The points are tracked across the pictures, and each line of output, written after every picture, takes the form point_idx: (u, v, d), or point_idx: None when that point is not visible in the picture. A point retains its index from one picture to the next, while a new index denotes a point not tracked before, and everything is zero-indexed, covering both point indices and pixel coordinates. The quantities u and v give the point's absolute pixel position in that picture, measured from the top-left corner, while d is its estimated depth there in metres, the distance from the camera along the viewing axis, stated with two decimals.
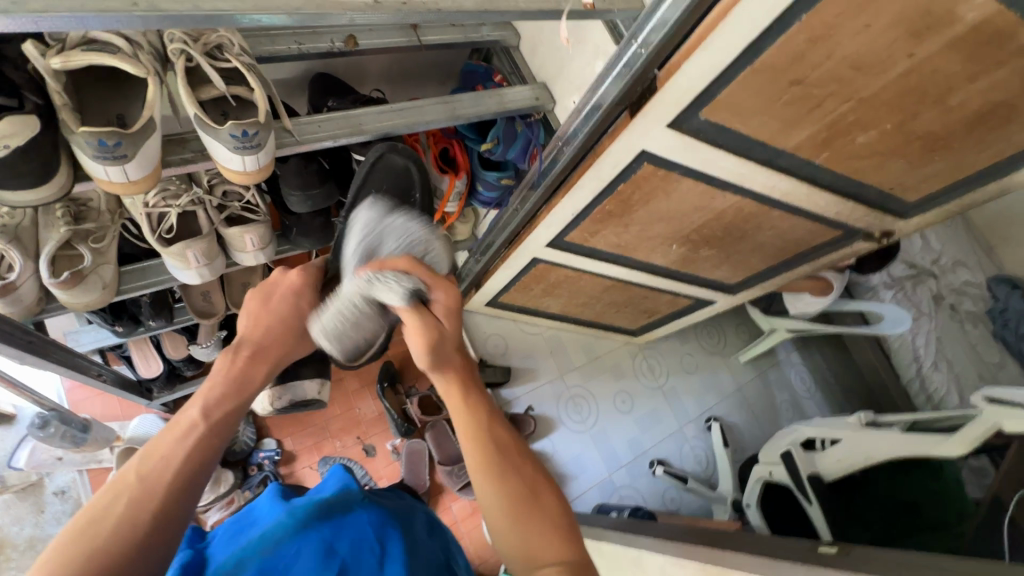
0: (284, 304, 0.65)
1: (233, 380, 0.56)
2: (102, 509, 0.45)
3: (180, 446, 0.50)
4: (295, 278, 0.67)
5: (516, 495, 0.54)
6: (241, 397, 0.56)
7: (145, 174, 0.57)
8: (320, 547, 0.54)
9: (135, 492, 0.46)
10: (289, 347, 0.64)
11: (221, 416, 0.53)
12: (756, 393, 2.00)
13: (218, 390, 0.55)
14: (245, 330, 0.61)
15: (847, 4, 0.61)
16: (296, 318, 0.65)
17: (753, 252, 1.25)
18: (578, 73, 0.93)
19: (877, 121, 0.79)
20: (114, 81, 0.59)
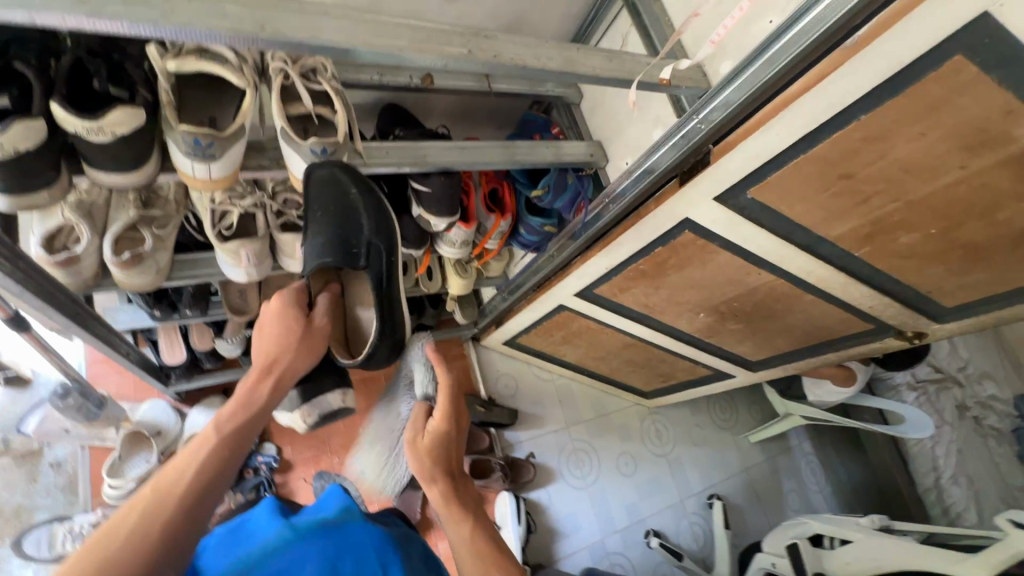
0: (277, 327, 0.64)
1: (243, 400, 0.57)
2: (122, 517, 0.46)
3: (193, 457, 0.51)
4: (279, 303, 0.66)
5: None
6: (246, 417, 0.56)
7: (226, 174, 0.61)
8: (324, 567, 0.54)
9: (151, 503, 0.47)
10: (290, 360, 0.62)
11: (232, 430, 0.54)
12: (763, 476, 1.93)
13: (232, 408, 0.56)
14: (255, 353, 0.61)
15: (905, 111, 0.64)
16: (289, 337, 0.63)
17: (779, 332, 1.25)
18: (636, 137, 0.97)
19: (922, 225, 0.80)
20: (214, 87, 0.64)
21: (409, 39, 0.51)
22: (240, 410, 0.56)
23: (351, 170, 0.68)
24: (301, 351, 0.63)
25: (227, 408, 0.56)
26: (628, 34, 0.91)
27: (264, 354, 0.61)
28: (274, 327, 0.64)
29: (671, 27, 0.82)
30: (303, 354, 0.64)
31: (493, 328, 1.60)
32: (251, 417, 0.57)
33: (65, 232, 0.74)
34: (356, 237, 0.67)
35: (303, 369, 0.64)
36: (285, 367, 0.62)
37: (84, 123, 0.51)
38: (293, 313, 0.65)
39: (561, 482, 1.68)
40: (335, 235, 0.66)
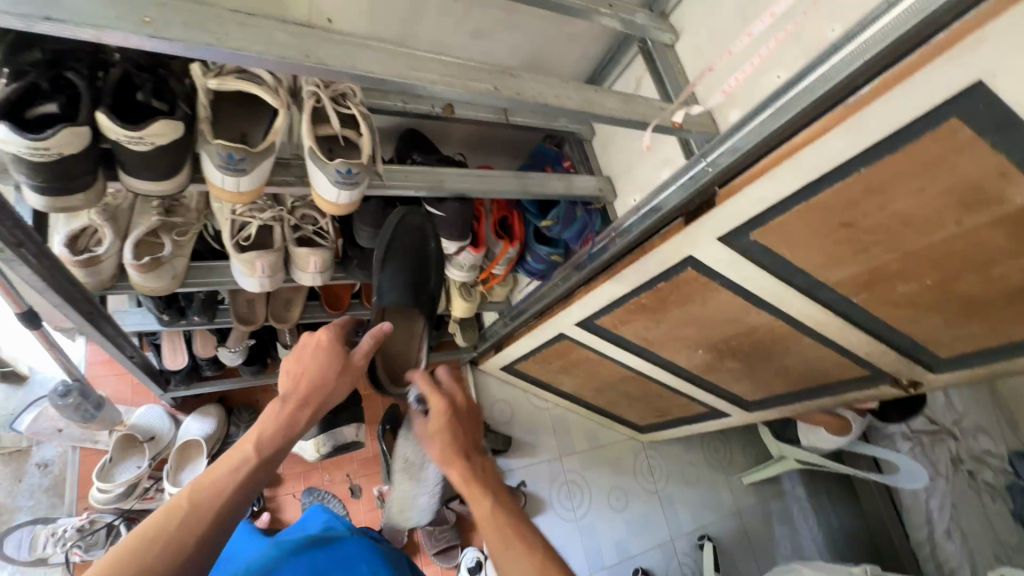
0: (317, 358, 0.63)
1: (282, 424, 0.57)
2: (149, 525, 0.46)
3: (231, 477, 0.52)
4: (325, 333, 0.65)
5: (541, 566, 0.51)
6: (282, 439, 0.56)
7: (254, 188, 0.64)
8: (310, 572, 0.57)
9: (181, 517, 0.47)
10: (330, 393, 0.62)
11: (270, 454, 0.55)
12: (755, 520, 1.91)
13: (269, 429, 0.56)
14: (291, 376, 0.61)
15: (904, 167, 0.67)
16: (330, 368, 0.63)
17: (776, 373, 1.26)
18: (645, 176, 1.00)
19: (919, 275, 0.82)
20: (248, 105, 0.67)
21: (440, 74, 0.54)
22: (277, 432, 0.56)
23: (431, 243, 0.92)
24: (338, 380, 0.63)
25: (264, 429, 0.56)
26: (642, 78, 0.95)
27: (304, 377, 0.61)
28: (316, 355, 0.63)
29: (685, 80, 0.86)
30: (339, 384, 0.64)
31: (492, 352, 1.61)
32: (287, 440, 0.57)
33: (88, 233, 0.76)
34: (420, 276, 0.90)
35: (337, 398, 0.64)
36: (325, 399, 0.62)
37: (126, 133, 0.53)
38: (337, 346, 0.65)
39: (551, 513, 1.66)
40: (406, 274, 0.88)
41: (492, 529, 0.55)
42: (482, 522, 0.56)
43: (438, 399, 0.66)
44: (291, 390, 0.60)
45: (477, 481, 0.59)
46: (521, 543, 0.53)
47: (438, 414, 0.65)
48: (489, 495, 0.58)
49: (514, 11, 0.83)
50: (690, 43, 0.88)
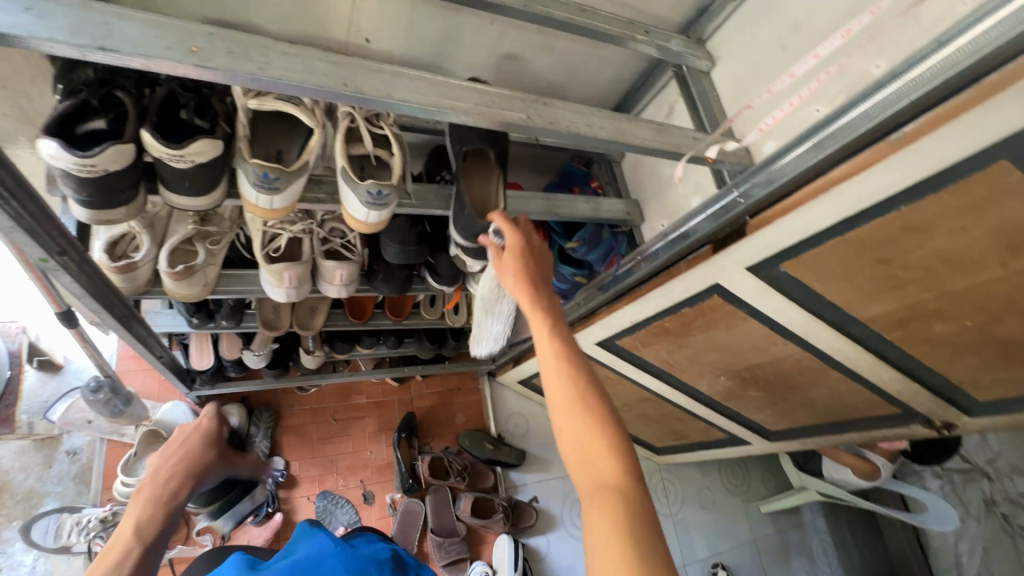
0: (195, 440, 0.64)
1: (159, 506, 0.56)
2: None
3: (118, 561, 0.50)
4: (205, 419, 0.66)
5: (594, 417, 0.45)
6: (165, 511, 0.57)
7: (286, 205, 0.65)
8: None
9: None
10: (206, 472, 0.63)
11: (154, 536, 0.54)
12: (772, 551, 1.85)
13: (149, 512, 0.55)
14: (166, 458, 0.61)
15: (947, 207, 0.65)
16: (207, 451, 0.64)
17: (801, 405, 1.23)
18: (674, 202, 0.99)
19: (958, 316, 0.79)
20: (286, 123, 0.68)
21: (475, 103, 0.55)
22: (158, 506, 0.56)
23: None
24: (213, 464, 0.65)
25: (146, 510, 0.55)
26: (676, 103, 0.94)
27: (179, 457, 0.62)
28: (193, 436, 0.64)
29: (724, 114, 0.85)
30: (214, 465, 0.65)
31: (510, 366, 1.61)
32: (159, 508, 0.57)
33: (127, 240, 0.78)
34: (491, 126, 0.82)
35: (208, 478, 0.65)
36: (202, 479, 0.63)
37: (168, 151, 0.55)
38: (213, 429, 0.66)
39: (562, 531, 1.64)
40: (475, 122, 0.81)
41: (553, 365, 0.49)
42: (544, 360, 0.50)
43: (511, 237, 0.61)
44: (163, 470, 0.60)
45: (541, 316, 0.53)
46: (579, 386, 0.47)
47: (513, 251, 0.60)
48: (554, 327, 0.51)
49: (549, 34, 0.83)
50: (726, 70, 0.87)
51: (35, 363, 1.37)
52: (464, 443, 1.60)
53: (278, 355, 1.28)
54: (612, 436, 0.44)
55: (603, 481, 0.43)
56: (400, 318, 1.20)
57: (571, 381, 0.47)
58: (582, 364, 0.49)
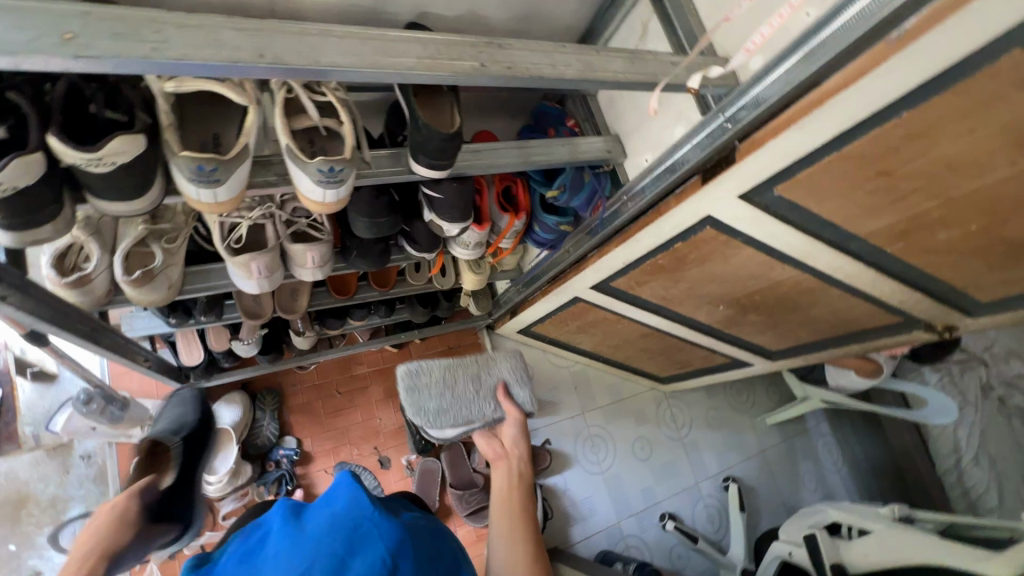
0: (121, 512, 0.82)
1: (89, 553, 0.76)
2: None
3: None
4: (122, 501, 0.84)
5: (529, 534, 0.98)
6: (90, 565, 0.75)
7: (232, 196, 0.59)
8: (332, 563, 0.61)
9: None
10: (119, 527, 0.80)
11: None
12: (780, 459, 1.93)
13: (77, 559, 0.75)
14: (101, 521, 0.80)
15: (951, 109, 0.59)
16: (126, 516, 0.82)
17: (802, 324, 1.22)
18: (655, 133, 0.92)
19: (962, 221, 0.76)
20: (218, 103, 0.61)
21: (419, 56, 0.48)
22: (86, 554, 0.76)
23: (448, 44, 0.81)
24: (129, 528, 0.81)
25: (73, 559, 0.74)
26: (649, 22, 0.85)
27: (106, 524, 0.80)
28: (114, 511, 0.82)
29: (702, 29, 0.77)
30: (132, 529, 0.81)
31: (507, 318, 1.58)
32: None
33: (76, 249, 0.73)
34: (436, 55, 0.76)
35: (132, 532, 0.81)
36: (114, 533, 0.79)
37: (82, 156, 0.49)
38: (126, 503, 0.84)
39: (577, 468, 1.72)
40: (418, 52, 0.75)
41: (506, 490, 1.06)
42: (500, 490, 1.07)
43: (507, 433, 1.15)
44: (93, 530, 0.79)
45: (513, 469, 1.10)
46: (517, 509, 1.04)
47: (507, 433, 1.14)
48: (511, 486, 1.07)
49: None
50: None
51: (28, 375, 1.35)
52: None
53: (270, 340, 1.25)
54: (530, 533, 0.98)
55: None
56: (387, 289, 1.16)
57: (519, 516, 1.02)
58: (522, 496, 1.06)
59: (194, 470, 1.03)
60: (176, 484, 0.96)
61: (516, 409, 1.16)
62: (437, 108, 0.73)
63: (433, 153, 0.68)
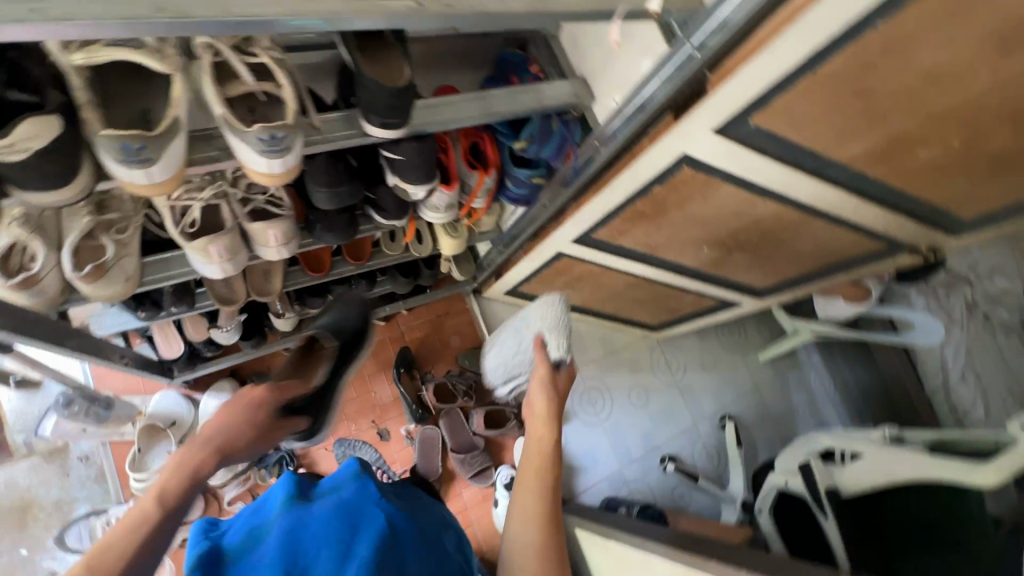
0: (244, 412, 0.78)
1: (188, 469, 0.67)
2: (125, 517, 0.59)
3: (154, 498, 0.62)
4: (254, 394, 0.81)
5: (551, 496, 0.79)
6: (180, 480, 0.65)
7: (170, 176, 0.55)
8: (337, 530, 0.65)
9: (144, 507, 0.61)
10: (234, 437, 0.75)
11: (175, 484, 0.64)
12: (773, 394, 1.97)
13: (173, 475, 0.65)
14: (219, 417, 0.76)
15: (930, 15, 0.56)
16: (245, 422, 0.77)
17: (787, 258, 1.21)
18: (623, 70, 0.86)
19: (943, 136, 0.74)
20: (141, 74, 0.56)
21: None
22: (177, 476, 0.65)
23: None
24: (246, 430, 0.76)
25: (168, 477, 0.65)
26: None
27: (236, 421, 0.76)
28: (235, 411, 0.77)
29: None
30: (252, 436, 0.77)
31: (493, 280, 1.55)
32: (199, 487, 0.67)
33: (18, 250, 0.67)
34: None
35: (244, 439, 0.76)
36: (239, 447, 0.75)
37: None
38: (245, 409, 0.78)
39: (575, 421, 1.75)
40: None
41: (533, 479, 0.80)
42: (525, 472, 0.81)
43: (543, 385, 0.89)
44: (206, 434, 0.73)
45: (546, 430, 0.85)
46: (541, 495, 0.78)
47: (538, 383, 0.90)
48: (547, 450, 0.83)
49: None
50: None
51: (13, 384, 1.33)
52: (465, 364, 1.60)
53: (250, 326, 1.22)
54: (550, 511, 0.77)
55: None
56: (363, 262, 1.12)
57: (543, 507, 0.77)
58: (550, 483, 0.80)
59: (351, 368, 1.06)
60: (320, 398, 0.96)
61: (544, 363, 0.93)
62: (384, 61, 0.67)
63: (385, 111, 0.64)
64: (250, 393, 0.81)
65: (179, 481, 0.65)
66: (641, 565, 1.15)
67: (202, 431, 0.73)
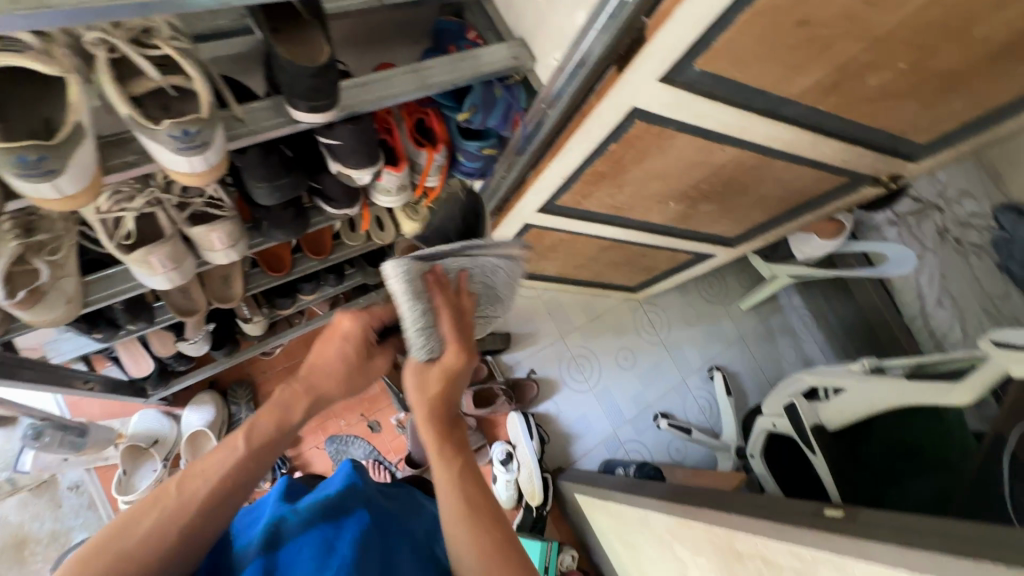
0: (337, 352, 0.63)
1: (268, 429, 0.57)
2: (178, 483, 0.52)
3: (215, 470, 0.53)
4: (347, 326, 0.63)
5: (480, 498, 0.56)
6: (252, 458, 0.55)
7: (84, 188, 0.52)
8: (320, 546, 0.53)
9: (203, 484, 0.52)
10: (327, 385, 0.62)
11: (256, 447, 0.56)
12: (757, 339, 1.99)
13: (258, 431, 0.57)
14: (312, 355, 0.63)
15: None
16: (351, 362, 0.64)
17: (754, 204, 1.20)
18: (561, 25, 0.82)
19: (891, 61, 0.73)
20: (34, 80, 0.51)
21: None
22: (267, 430, 0.57)
23: None
24: (343, 383, 0.63)
25: (255, 427, 0.57)
26: None
27: (330, 360, 0.63)
28: (331, 347, 0.63)
29: None
30: (349, 385, 0.64)
31: None
32: (291, 429, 0.60)
33: None
34: None
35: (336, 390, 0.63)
36: (329, 392, 0.63)
37: None
38: (352, 345, 0.63)
39: (565, 390, 1.76)
40: None
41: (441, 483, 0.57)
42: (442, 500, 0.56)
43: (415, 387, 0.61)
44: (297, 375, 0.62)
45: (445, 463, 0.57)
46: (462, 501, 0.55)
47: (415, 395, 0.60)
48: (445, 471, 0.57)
49: None
50: None
51: None
52: None
53: (220, 335, 1.19)
54: (480, 517, 0.54)
55: None
56: (324, 256, 1.09)
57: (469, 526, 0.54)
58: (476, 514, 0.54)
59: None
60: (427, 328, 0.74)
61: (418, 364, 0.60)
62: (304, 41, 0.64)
63: (309, 93, 0.61)
64: (343, 320, 0.64)
65: (272, 413, 0.59)
66: (641, 522, 1.17)
67: (302, 366, 0.63)
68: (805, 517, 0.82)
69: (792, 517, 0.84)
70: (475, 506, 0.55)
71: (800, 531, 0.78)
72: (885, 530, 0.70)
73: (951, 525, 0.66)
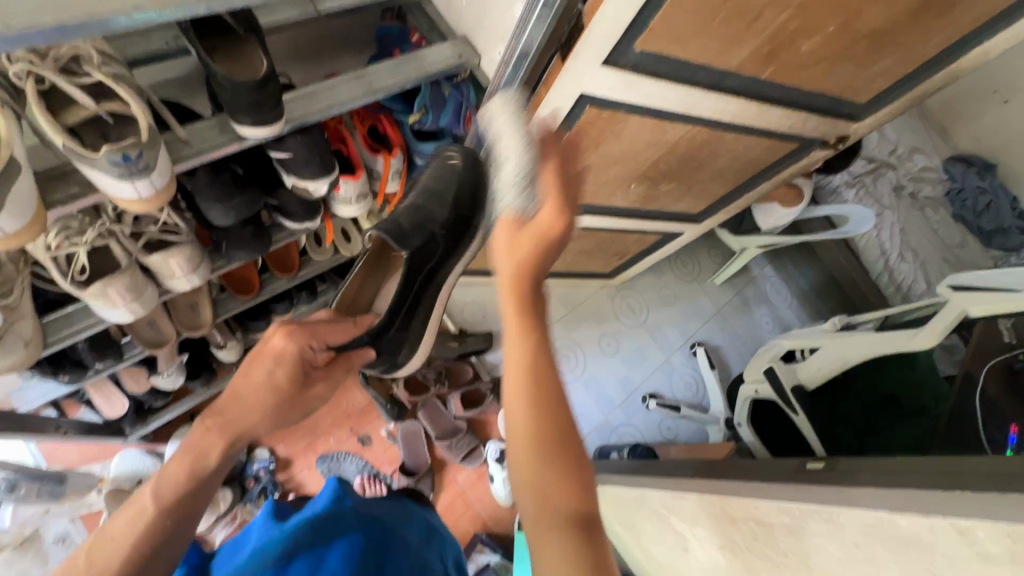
0: (260, 378, 0.57)
1: (191, 473, 0.50)
2: (80, 554, 0.44)
3: (125, 535, 0.45)
4: (277, 344, 0.59)
5: (558, 416, 0.46)
6: (174, 512, 0.47)
7: (25, 223, 0.51)
8: (309, 559, 0.51)
9: (115, 549, 0.44)
10: (257, 419, 0.56)
11: (177, 497, 0.48)
12: (735, 312, 2.02)
13: (180, 475, 0.49)
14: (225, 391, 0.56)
15: None
16: (277, 387, 0.58)
17: (712, 178, 1.23)
18: (501, 19, 0.83)
19: (821, 25, 0.76)
20: None
21: None
22: (189, 473, 0.50)
23: None
24: (279, 413, 0.58)
25: (168, 474, 0.49)
26: None
27: (252, 385, 0.57)
28: (252, 377, 0.57)
29: None
30: (279, 412, 0.58)
31: None
32: (214, 473, 0.51)
33: None
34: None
35: (263, 424, 0.57)
36: (254, 427, 0.56)
37: None
38: (285, 367, 0.58)
39: None
40: None
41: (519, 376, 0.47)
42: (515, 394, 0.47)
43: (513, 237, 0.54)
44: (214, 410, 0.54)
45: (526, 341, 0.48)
46: (543, 409, 0.46)
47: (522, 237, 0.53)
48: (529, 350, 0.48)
49: None
50: None
51: None
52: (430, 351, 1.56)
53: (194, 365, 1.17)
54: (561, 424, 0.46)
55: (556, 546, 0.41)
56: (293, 273, 1.08)
57: (549, 434, 0.45)
58: (558, 425, 0.45)
59: (446, 266, 0.79)
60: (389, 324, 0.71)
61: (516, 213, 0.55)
62: (241, 56, 0.63)
63: (252, 108, 0.60)
64: (275, 337, 0.59)
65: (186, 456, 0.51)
66: (637, 501, 1.19)
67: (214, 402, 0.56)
68: (790, 475, 0.84)
69: (779, 475, 0.85)
70: (537, 381, 0.47)
71: (787, 487, 0.79)
72: (868, 476, 0.72)
73: (929, 463, 0.68)
